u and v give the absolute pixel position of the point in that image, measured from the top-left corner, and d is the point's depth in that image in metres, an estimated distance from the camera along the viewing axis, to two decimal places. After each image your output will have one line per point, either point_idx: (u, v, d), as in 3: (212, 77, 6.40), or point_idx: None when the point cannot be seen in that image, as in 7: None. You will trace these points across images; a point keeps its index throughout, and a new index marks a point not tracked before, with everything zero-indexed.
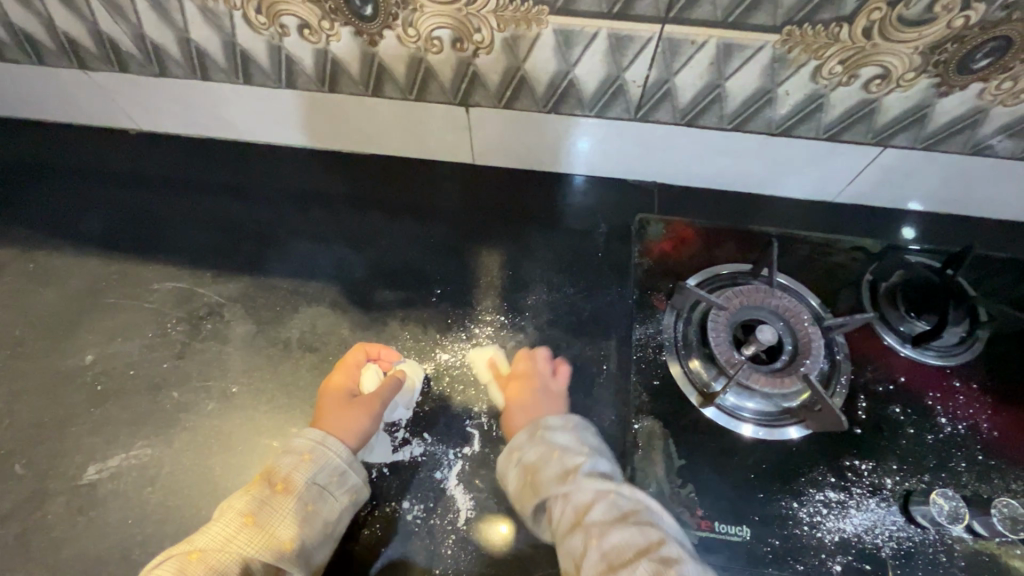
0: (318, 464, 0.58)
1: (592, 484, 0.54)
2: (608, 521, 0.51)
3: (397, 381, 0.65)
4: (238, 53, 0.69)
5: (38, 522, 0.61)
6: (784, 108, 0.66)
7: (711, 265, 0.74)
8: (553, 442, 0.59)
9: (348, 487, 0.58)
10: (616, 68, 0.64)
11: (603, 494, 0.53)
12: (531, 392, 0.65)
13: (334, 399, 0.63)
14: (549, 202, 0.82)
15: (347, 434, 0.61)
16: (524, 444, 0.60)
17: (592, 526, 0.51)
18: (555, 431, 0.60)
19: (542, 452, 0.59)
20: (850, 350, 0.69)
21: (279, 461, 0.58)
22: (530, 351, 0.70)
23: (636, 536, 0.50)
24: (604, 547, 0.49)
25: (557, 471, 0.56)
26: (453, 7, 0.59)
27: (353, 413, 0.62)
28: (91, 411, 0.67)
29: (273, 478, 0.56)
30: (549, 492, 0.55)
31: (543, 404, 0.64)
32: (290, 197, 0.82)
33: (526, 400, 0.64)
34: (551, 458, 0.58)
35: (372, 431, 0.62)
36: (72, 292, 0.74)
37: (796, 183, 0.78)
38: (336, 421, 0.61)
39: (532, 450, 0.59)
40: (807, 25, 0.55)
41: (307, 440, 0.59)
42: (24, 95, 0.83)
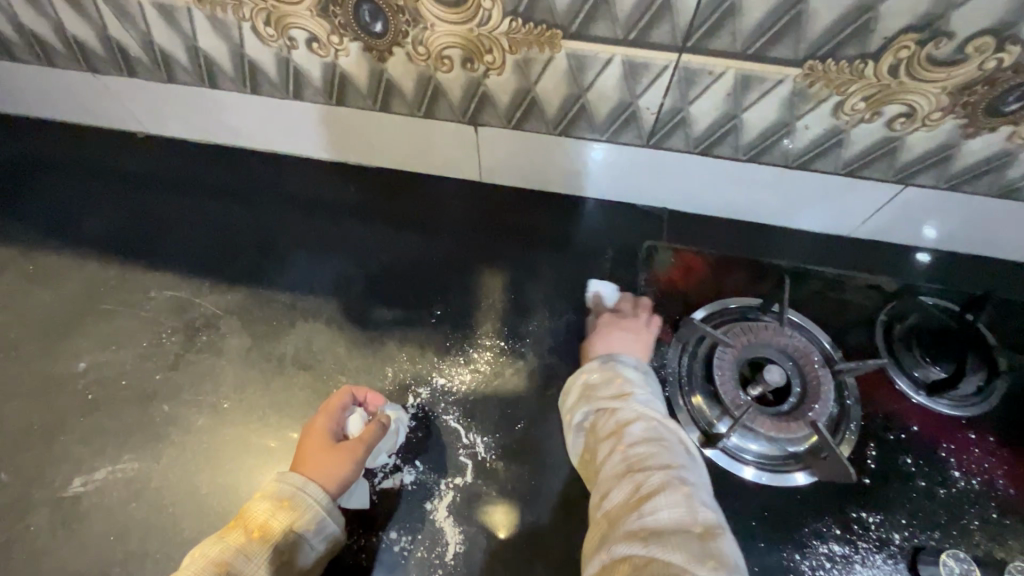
0: (297, 512, 0.55)
1: (642, 402, 0.56)
2: (641, 437, 0.53)
3: (382, 425, 0.61)
4: (246, 63, 0.68)
5: (20, 533, 0.60)
6: (802, 141, 0.64)
7: (719, 298, 0.72)
8: (620, 372, 0.60)
9: (325, 535, 0.56)
10: (629, 94, 0.62)
11: (645, 416, 0.55)
12: (613, 323, 0.68)
13: (315, 440, 0.60)
14: (556, 223, 0.80)
15: (327, 479, 0.57)
16: (593, 370, 0.62)
17: (626, 437, 0.54)
18: (626, 365, 0.61)
19: (607, 375, 0.61)
20: (859, 393, 0.66)
21: (258, 505, 0.55)
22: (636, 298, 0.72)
23: (663, 456, 0.51)
24: (630, 455, 0.52)
25: (613, 391, 0.58)
26: (465, 27, 0.57)
27: (333, 457, 0.58)
28: (79, 420, 0.66)
29: (249, 525, 0.54)
30: (599, 403, 0.58)
31: (628, 340, 0.66)
32: (293, 208, 0.81)
33: (610, 334, 0.67)
34: (612, 381, 0.60)
35: (353, 478, 0.59)
36: (70, 296, 0.74)
37: (811, 217, 0.76)
38: (316, 466, 0.58)
39: (597, 373, 0.62)
40: (830, 60, 0.53)
41: (286, 485, 0.56)
42: (33, 94, 0.82)
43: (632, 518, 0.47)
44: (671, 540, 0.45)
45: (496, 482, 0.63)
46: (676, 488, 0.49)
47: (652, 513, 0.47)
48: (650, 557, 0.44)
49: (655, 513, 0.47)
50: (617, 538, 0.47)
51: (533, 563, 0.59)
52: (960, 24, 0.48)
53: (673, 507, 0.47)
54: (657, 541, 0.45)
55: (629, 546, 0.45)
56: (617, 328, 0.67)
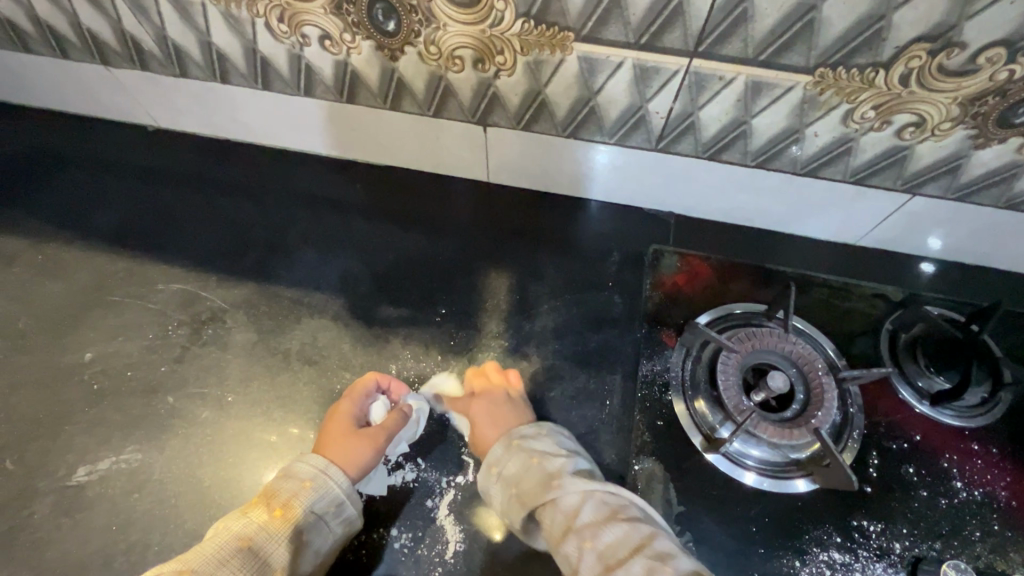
0: (318, 493, 0.55)
1: (579, 485, 0.53)
2: (599, 522, 0.50)
3: (405, 414, 0.63)
4: (258, 59, 0.69)
5: (24, 521, 0.60)
6: (811, 148, 0.64)
7: (725, 303, 0.72)
8: (530, 450, 0.58)
9: (343, 518, 0.56)
10: (639, 98, 0.62)
11: (589, 493, 0.53)
12: (482, 403, 0.64)
13: (339, 425, 0.62)
14: (562, 226, 0.80)
15: (350, 464, 0.59)
16: (500, 459, 0.58)
17: (584, 529, 0.50)
18: (529, 439, 0.59)
19: (519, 462, 0.57)
20: (863, 401, 0.66)
21: (280, 485, 0.56)
22: (477, 367, 0.68)
23: (629, 536, 0.49)
24: (600, 548, 0.49)
25: (539, 479, 0.55)
26: (477, 28, 0.58)
27: (357, 443, 0.60)
28: (85, 410, 0.66)
29: (272, 503, 0.54)
30: (534, 500, 0.54)
31: (497, 414, 0.63)
32: (301, 204, 0.81)
33: (480, 414, 0.63)
34: (528, 467, 0.56)
35: (374, 464, 0.61)
36: (79, 286, 0.74)
37: (818, 225, 0.76)
38: (339, 450, 0.59)
39: (507, 462, 0.58)
40: (841, 68, 0.53)
41: (310, 466, 0.57)
42: (47, 86, 0.83)
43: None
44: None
45: None
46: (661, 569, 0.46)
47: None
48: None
49: None
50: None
51: (532, 563, 0.59)
52: (973, 34, 0.48)
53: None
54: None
55: None
56: (486, 409, 0.63)
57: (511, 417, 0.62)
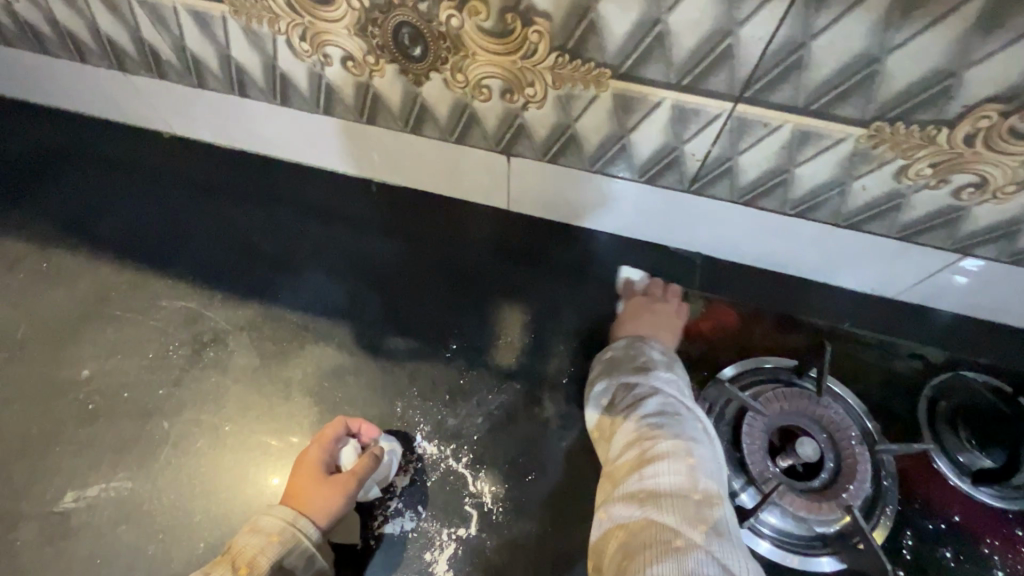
0: (286, 547, 0.54)
1: (658, 380, 0.60)
2: (655, 407, 0.58)
3: (375, 458, 0.59)
4: (277, 75, 0.66)
5: (6, 548, 0.58)
6: (857, 201, 0.60)
7: (753, 356, 0.68)
8: (642, 350, 0.64)
9: (315, 570, 0.55)
10: (675, 139, 0.58)
11: (661, 391, 0.59)
12: (646, 307, 0.69)
13: (307, 471, 0.58)
14: (583, 260, 0.76)
15: (318, 513, 0.56)
16: (614, 346, 0.66)
17: (640, 408, 0.59)
18: (650, 346, 0.64)
19: (629, 352, 0.64)
20: (897, 474, 0.61)
21: (247, 539, 0.54)
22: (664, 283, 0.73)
23: (674, 428, 0.56)
24: (642, 425, 0.57)
25: (633, 367, 0.62)
26: (507, 59, 0.54)
27: (324, 491, 0.57)
28: (77, 430, 0.64)
29: (238, 560, 0.53)
30: (618, 378, 0.62)
31: (659, 321, 0.68)
32: (313, 222, 0.78)
33: (639, 314, 0.69)
34: (633, 358, 0.63)
35: (344, 511, 0.58)
36: (81, 298, 0.72)
37: (855, 277, 0.71)
38: (305, 500, 0.57)
39: (621, 348, 0.66)
40: (900, 123, 0.49)
41: (277, 519, 0.55)
42: (63, 88, 0.81)
43: (635, 480, 0.54)
44: (666, 503, 0.51)
45: (502, 535, 0.59)
46: (682, 458, 0.53)
47: (653, 477, 0.53)
48: (647, 518, 0.50)
49: (655, 477, 0.53)
50: (616, 500, 0.53)
51: None
52: None
53: (674, 473, 0.53)
54: (654, 503, 0.51)
55: (627, 504, 0.52)
56: (649, 313, 0.69)
57: (664, 330, 0.68)
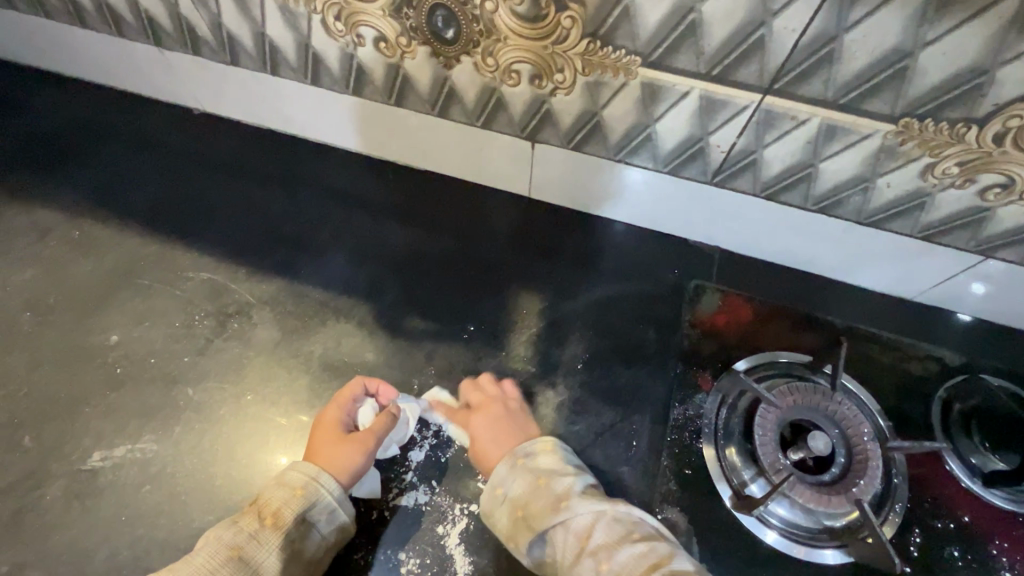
0: (310, 501, 0.55)
1: (584, 508, 0.53)
2: (613, 541, 0.51)
3: (393, 417, 0.61)
4: (310, 54, 0.67)
5: (35, 502, 0.60)
6: (880, 199, 0.60)
7: (768, 350, 0.69)
8: (534, 468, 0.58)
9: (337, 525, 0.56)
10: (701, 130, 0.58)
11: (600, 514, 0.53)
12: (493, 414, 0.63)
13: (327, 431, 0.60)
14: (602, 249, 0.77)
15: (339, 469, 0.58)
16: (502, 479, 0.58)
17: (600, 550, 0.51)
18: (532, 457, 0.59)
19: (527, 483, 0.57)
20: (908, 472, 0.62)
21: (271, 493, 0.56)
22: (474, 380, 0.67)
23: (647, 552, 0.50)
24: (616, 569, 0.49)
25: (548, 501, 0.55)
26: (539, 44, 0.55)
27: (345, 448, 0.59)
28: (105, 393, 0.66)
29: (264, 511, 0.55)
30: (545, 524, 0.54)
31: (502, 427, 0.62)
32: (336, 202, 0.80)
33: (483, 428, 0.62)
34: (539, 488, 0.56)
35: (364, 468, 0.59)
36: (111, 266, 0.74)
37: (873, 276, 0.72)
38: (328, 456, 0.58)
39: (512, 481, 0.57)
40: (929, 119, 0.49)
41: (300, 474, 0.57)
42: (99, 63, 0.84)
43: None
44: None
45: None
46: None
47: None
48: None
49: None
50: None
51: None
52: None
53: None
54: None
55: None
56: (493, 423, 0.62)
57: (515, 433, 0.62)
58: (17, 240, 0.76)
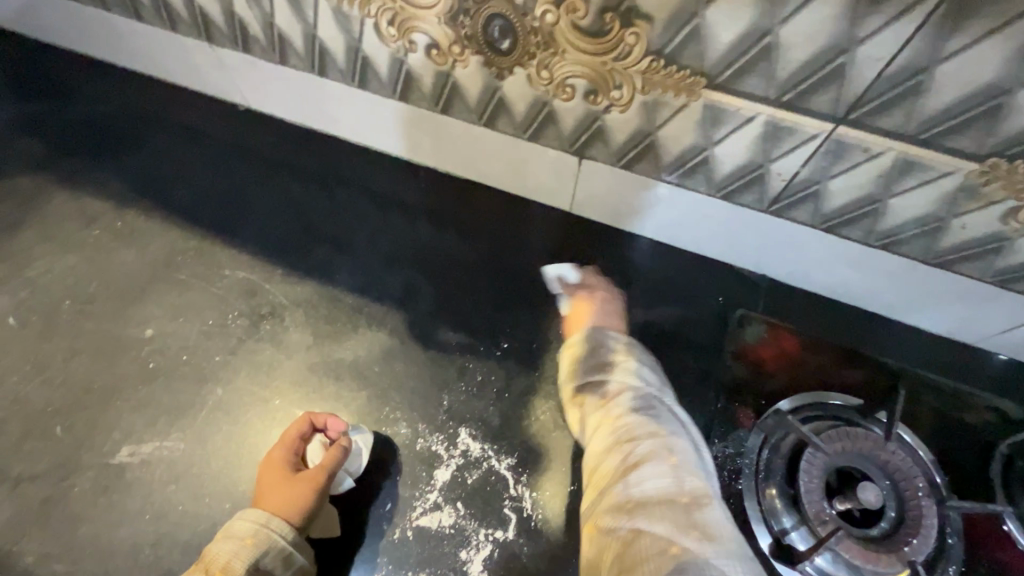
0: (262, 549, 0.53)
1: (625, 373, 0.56)
2: (629, 406, 0.53)
3: (344, 450, 0.58)
4: (359, 57, 0.66)
5: (63, 493, 0.60)
6: (953, 240, 0.56)
7: (816, 390, 0.65)
8: (602, 342, 0.61)
9: (296, 569, 0.54)
10: (762, 156, 0.55)
11: (631, 386, 0.55)
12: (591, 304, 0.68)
13: (273, 473, 0.57)
14: (643, 271, 0.74)
15: (291, 512, 0.55)
16: (576, 342, 0.62)
17: (613, 413, 0.53)
18: (609, 337, 0.61)
19: (590, 348, 0.61)
20: (963, 533, 0.57)
21: (217, 547, 0.52)
22: (594, 271, 0.73)
23: (650, 424, 0.50)
24: (618, 426, 0.51)
25: (598, 363, 0.58)
26: (598, 59, 0.53)
27: (294, 489, 0.56)
28: (137, 387, 0.66)
29: (210, 567, 0.51)
30: (585, 379, 0.58)
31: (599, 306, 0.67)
32: (375, 206, 0.79)
33: (583, 303, 0.68)
34: (597, 354, 0.60)
35: (316, 508, 0.57)
36: (150, 259, 0.74)
37: (933, 318, 0.68)
38: (275, 500, 0.55)
39: (581, 343, 0.62)
40: (1020, 160, 0.46)
41: (248, 523, 0.54)
42: (151, 54, 0.84)
43: (620, 489, 0.47)
44: (654, 511, 0.44)
45: (540, 543, 0.58)
46: (664, 458, 0.47)
47: (637, 484, 0.46)
48: (635, 530, 0.43)
49: (641, 483, 0.46)
50: (602, 515, 0.46)
51: None
52: None
53: (659, 475, 0.46)
54: (642, 513, 0.44)
55: (614, 518, 0.45)
56: (592, 312, 0.67)
57: (607, 316, 0.66)
58: (62, 227, 0.76)
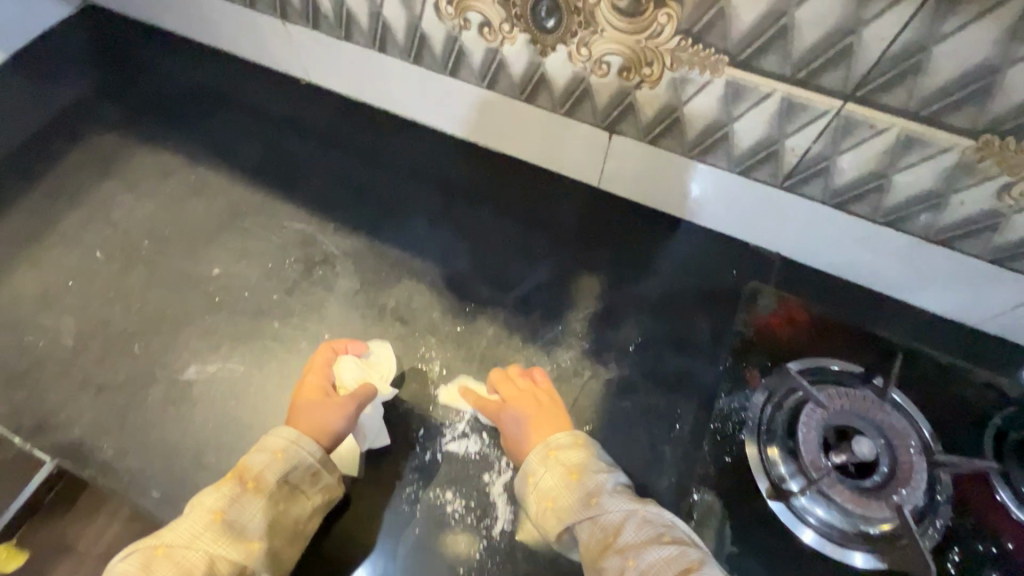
0: (290, 464, 0.60)
1: (616, 507, 0.58)
2: (639, 542, 0.55)
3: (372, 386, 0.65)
4: (418, 34, 0.74)
5: (139, 400, 0.68)
6: (952, 217, 0.61)
7: (820, 357, 0.70)
8: (566, 461, 0.62)
9: (321, 487, 0.61)
10: (778, 132, 0.61)
11: (631, 514, 0.57)
12: (522, 410, 0.64)
13: (309, 397, 0.65)
14: (665, 244, 0.80)
15: (321, 433, 0.63)
16: (535, 469, 0.61)
17: (628, 552, 0.55)
18: (565, 449, 0.62)
19: (558, 477, 0.61)
20: (953, 492, 0.61)
21: (252, 458, 0.60)
22: (505, 371, 0.68)
23: (675, 558, 0.53)
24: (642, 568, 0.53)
25: (580, 495, 0.59)
26: (633, 37, 0.60)
27: (326, 413, 0.64)
28: (204, 317, 0.74)
29: (244, 476, 0.59)
30: (573, 518, 0.59)
31: (531, 416, 0.64)
32: (420, 174, 0.86)
33: (511, 418, 0.64)
34: (569, 483, 0.60)
35: (346, 428, 0.64)
36: (219, 209, 0.83)
37: (936, 299, 0.72)
38: (308, 419, 0.63)
39: (543, 471, 0.61)
40: (1011, 137, 0.51)
41: (281, 438, 0.61)
42: (227, 30, 0.94)
43: None
44: None
45: None
46: None
47: None
48: None
49: None
50: None
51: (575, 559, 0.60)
52: None
53: None
54: None
55: None
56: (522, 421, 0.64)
57: (544, 421, 0.64)
58: (142, 180, 0.86)
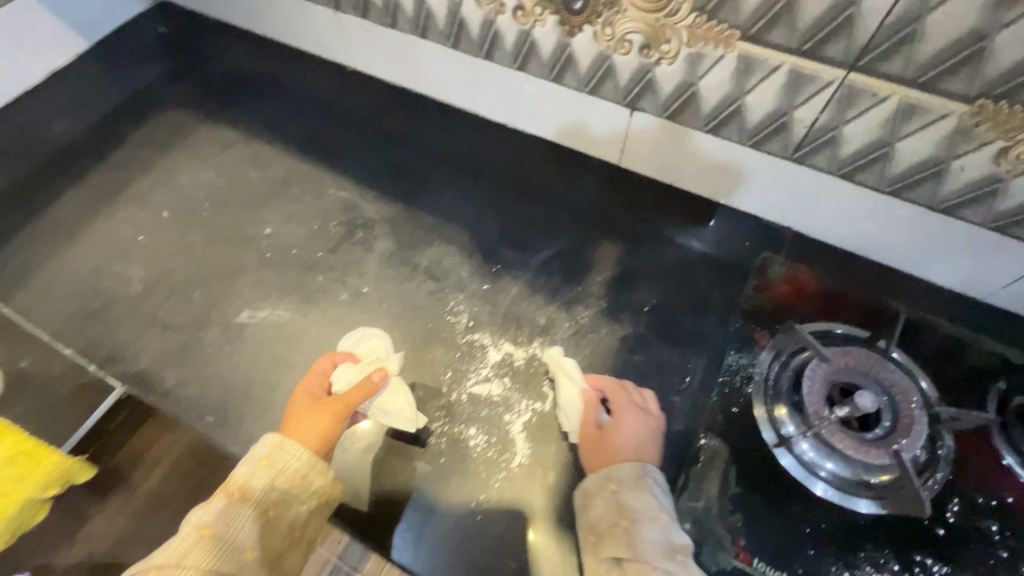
0: (273, 469, 0.60)
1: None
2: None
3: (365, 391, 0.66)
4: (457, 20, 0.82)
5: (196, 339, 0.76)
6: (954, 184, 0.64)
7: (827, 323, 0.73)
8: (655, 496, 0.60)
9: (312, 491, 0.60)
10: (786, 103, 0.66)
11: None
12: (637, 432, 0.65)
13: (300, 404, 0.66)
14: (681, 217, 0.85)
15: (309, 437, 0.63)
16: (625, 485, 0.61)
17: None
18: (659, 488, 0.61)
19: (647, 505, 0.59)
20: (954, 451, 0.64)
21: (237, 471, 0.60)
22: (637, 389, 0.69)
23: None
24: None
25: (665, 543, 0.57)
26: (652, 16, 0.66)
27: (314, 417, 0.64)
28: (256, 269, 0.82)
29: (230, 489, 0.59)
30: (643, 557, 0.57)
31: (642, 439, 0.65)
32: (453, 152, 0.94)
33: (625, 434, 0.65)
34: (655, 520, 0.58)
35: (334, 434, 0.64)
36: (271, 178, 0.91)
37: (942, 272, 0.75)
38: (297, 424, 0.64)
39: (633, 492, 0.60)
40: (1004, 101, 0.55)
41: (264, 446, 0.61)
42: (282, 22, 1.03)
43: None
44: None
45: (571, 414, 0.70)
46: None
47: None
48: None
49: None
50: None
51: None
52: None
53: None
54: None
55: None
56: (628, 440, 0.65)
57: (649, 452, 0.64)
58: (204, 152, 0.95)
